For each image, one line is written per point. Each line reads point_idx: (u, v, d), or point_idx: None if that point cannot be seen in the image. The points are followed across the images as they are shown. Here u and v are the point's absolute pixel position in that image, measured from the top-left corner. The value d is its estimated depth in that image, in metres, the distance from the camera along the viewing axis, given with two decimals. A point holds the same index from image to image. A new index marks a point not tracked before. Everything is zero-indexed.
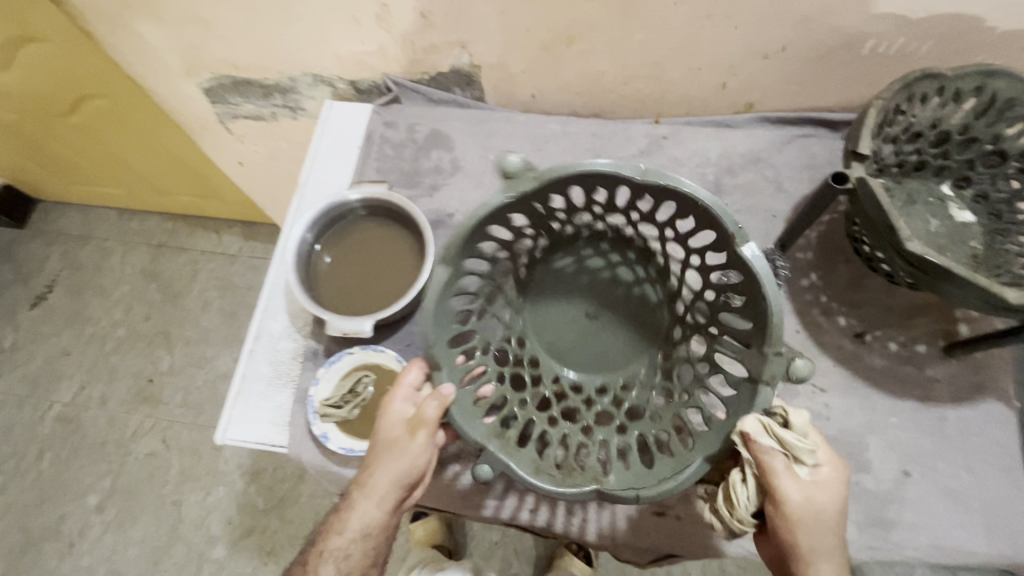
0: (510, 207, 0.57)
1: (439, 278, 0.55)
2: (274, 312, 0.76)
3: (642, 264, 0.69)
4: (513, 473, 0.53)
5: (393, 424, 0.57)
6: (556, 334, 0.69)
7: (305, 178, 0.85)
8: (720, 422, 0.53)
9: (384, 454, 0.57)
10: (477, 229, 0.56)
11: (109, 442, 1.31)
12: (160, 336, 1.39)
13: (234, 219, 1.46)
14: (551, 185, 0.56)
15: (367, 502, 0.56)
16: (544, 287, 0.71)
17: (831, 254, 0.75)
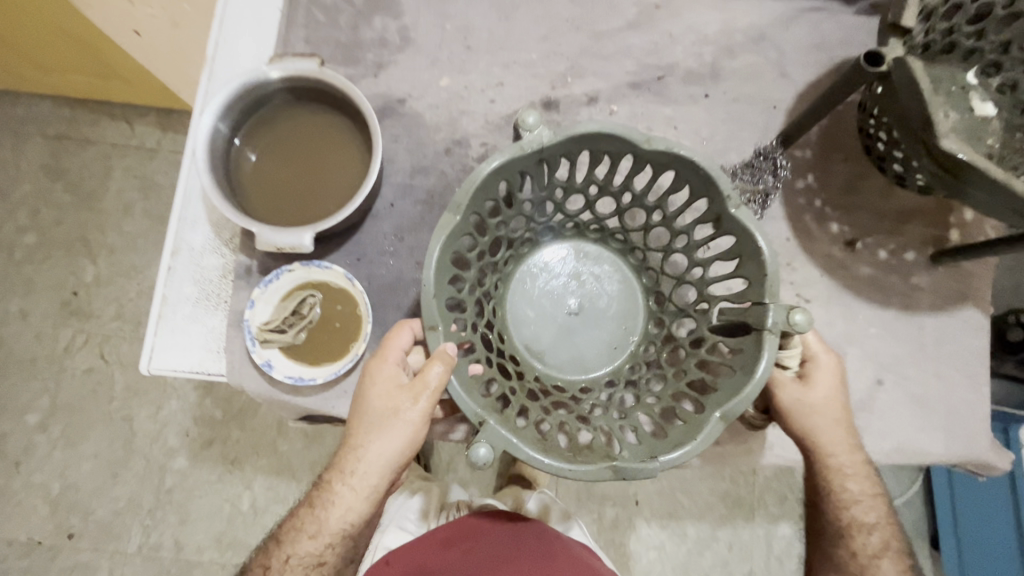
0: (505, 174, 0.51)
1: (445, 228, 0.48)
2: (193, 221, 0.64)
3: (626, 258, 0.64)
4: (516, 450, 0.46)
5: (383, 396, 0.51)
6: (535, 329, 0.62)
7: (214, 49, 0.67)
8: (732, 382, 0.50)
9: (375, 433, 0.51)
10: (484, 183, 0.50)
11: (39, 358, 1.18)
12: (78, 244, 1.21)
13: (146, 106, 1.23)
14: (560, 151, 0.52)
15: (353, 494, 0.51)
16: (523, 279, 0.63)
17: (831, 152, 0.67)
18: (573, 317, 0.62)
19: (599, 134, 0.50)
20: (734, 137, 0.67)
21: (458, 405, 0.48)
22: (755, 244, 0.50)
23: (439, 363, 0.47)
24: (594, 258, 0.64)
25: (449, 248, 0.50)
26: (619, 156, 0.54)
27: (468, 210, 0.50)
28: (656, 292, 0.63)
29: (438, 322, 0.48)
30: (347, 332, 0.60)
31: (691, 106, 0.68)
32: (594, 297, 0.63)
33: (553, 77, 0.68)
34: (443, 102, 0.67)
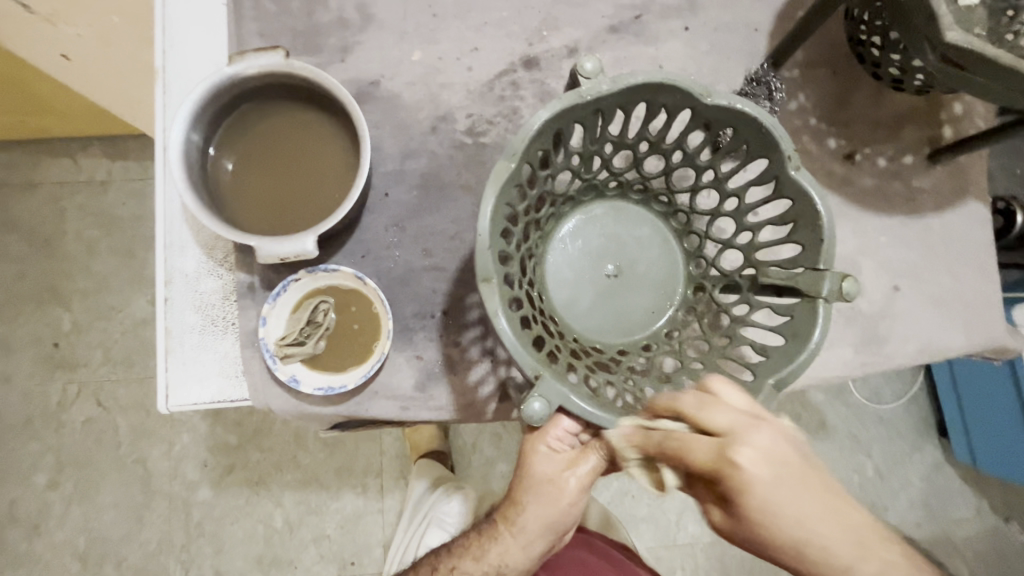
0: (561, 123, 0.49)
1: (495, 180, 0.46)
2: (181, 246, 0.60)
3: (668, 221, 0.63)
4: (570, 406, 0.47)
5: (546, 462, 0.55)
6: (573, 289, 0.61)
7: (163, 59, 0.62)
8: (782, 351, 0.51)
9: (538, 491, 0.56)
10: (541, 132, 0.48)
11: (33, 418, 1.13)
12: (48, 293, 1.15)
13: (88, 136, 1.15)
14: (617, 103, 0.51)
15: (512, 540, 0.58)
16: (562, 239, 0.62)
17: (818, 67, 0.66)
18: (612, 280, 0.61)
19: (667, 88, 0.49)
20: (722, 67, 0.65)
21: (515, 359, 0.46)
22: (812, 207, 0.50)
23: (494, 312, 0.45)
24: (637, 219, 0.63)
25: (502, 202, 0.48)
26: (677, 111, 0.52)
27: (521, 159, 0.48)
28: (698, 257, 0.62)
29: (492, 274, 0.45)
30: (368, 333, 0.59)
31: (673, 42, 0.66)
32: (634, 262, 0.62)
33: (528, 34, 0.65)
34: (419, 78, 0.64)
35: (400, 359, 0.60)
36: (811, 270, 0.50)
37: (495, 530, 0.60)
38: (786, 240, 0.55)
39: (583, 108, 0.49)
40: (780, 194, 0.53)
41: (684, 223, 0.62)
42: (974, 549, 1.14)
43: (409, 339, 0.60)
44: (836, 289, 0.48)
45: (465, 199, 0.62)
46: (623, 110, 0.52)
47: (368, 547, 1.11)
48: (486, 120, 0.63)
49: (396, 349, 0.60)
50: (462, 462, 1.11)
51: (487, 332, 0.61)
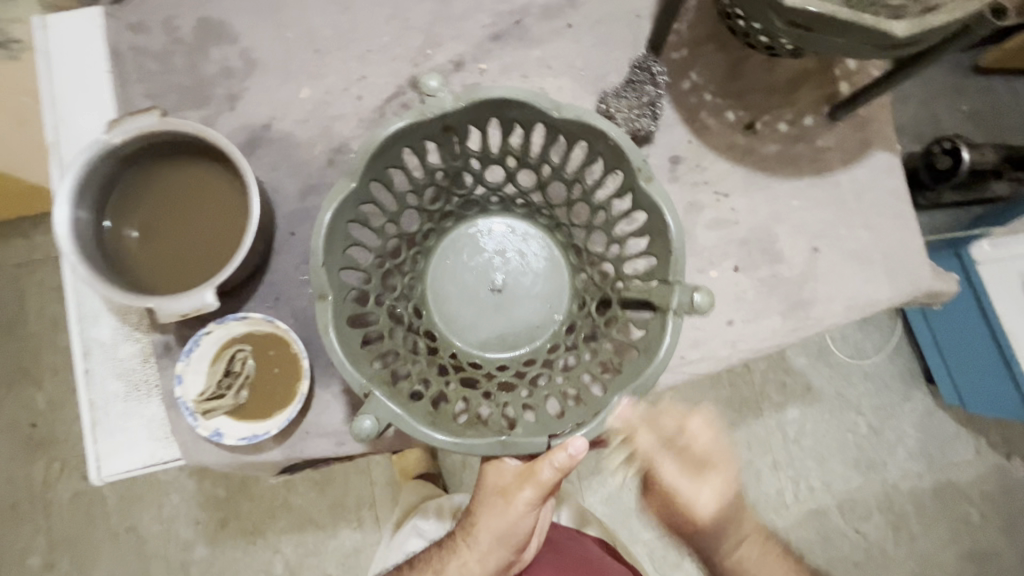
0: (411, 139, 0.52)
1: (327, 201, 0.49)
2: (94, 317, 0.60)
3: (554, 234, 0.64)
4: (402, 423, 0.48)
5: (500, 474, 0.57)
6: (456, 304, 0.62)
7: (55, 134, 0.63)
8: (639, 361, 0.52)
9: (488, 507, 0.57)
10: (386, 149, 0.52)
11: (21, 500, 1.12)
12: (18, 374, 1.14)
13: (35, 214, 1.15)
14: (468, 119, 0.54)
15: (467, 552, 0.59)
16: (443, 257, 0.64)
17: (704, 43, 0.67)
18: (497, 295, 0.63)
19: (511, 103, 0.51)
20: (608, 58, 0.66)
21: (343, 374, 0.48)
22: (659, 215, 0.51)
23: (323, 326, 0.48)
24: (522, 234, 0.65)
25: (340, 223, 0.51)
26: (531, 125, 0.54)
27: (366, 177, 0.51)
28: (582, 269, 0.63)
29: (327, 292, 0.48)
30: (289, 375, 0.58)
31: (556, 40, 0.66)
32: (520, 277, 0.63)
33: (412, 53, 0.65)
34: (310, 114, 0.64)
35: (326, 396, 0.60)
36: (665, 282, 0.51)
37: (451, 543, 0.61)
38: (648, 249, 0.55)
39: (430, 123, 0.52)
40: (636, 203, 0.54)
41: (567, 235, 0.63)
42: (979, 490, 1.13)
43: (332, 374, 0.60)
44: (688, 301, 0.49)
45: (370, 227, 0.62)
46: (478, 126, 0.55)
47: None
48: None
49: (321, 386, 0.60)
50: (452, 482, 1.10)
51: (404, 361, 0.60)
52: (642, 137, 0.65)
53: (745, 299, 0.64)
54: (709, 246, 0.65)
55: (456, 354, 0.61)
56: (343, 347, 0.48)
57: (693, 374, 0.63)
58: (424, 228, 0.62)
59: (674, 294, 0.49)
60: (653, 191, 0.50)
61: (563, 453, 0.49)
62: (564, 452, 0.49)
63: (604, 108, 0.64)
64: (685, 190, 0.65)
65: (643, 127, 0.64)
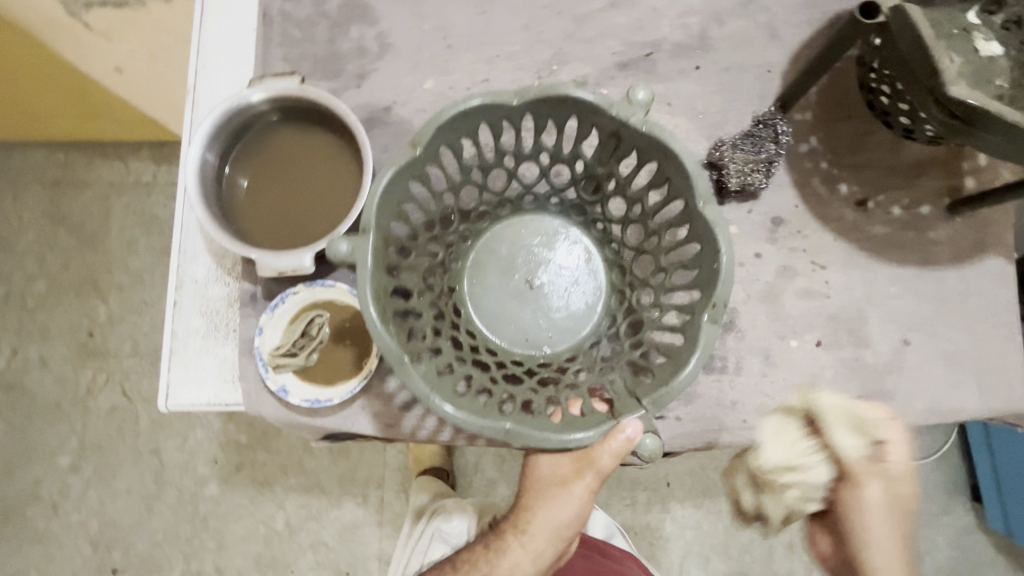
0: (489, 117, 0.53)
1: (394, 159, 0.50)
2: (193, 254, 0.63)
3: (602, 249, 0.64)
4: (409, 377, 0.46)
5: (552, 467, 0.56)
6: (489, 290, 0.63)
7: (195, 78, 0.66)
8: (655, 379, 0.51)
9: (542, 499, 0.57)
10: (470, 120, 0.52)
11: (63, 402, 1.17)
12: (87, 285, 1.20)
13: (138, 141, 1.21)
14: (555, 112, 0.54)
15: (522, 550, 0.58)
16: (490, 241, 0.64)
17: (832, 111, 0.65)
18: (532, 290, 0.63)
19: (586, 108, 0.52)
20: (731, 106, 0.65)
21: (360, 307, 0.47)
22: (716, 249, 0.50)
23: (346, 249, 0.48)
24: (572, 242, 0.65)
25: (399, 182, 0.52)
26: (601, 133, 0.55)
27: (437, 141, 0.53)
28: (619, 291, 0.62)
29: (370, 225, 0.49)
30: (359, 349, 0.60)
31: (682, 80, 0.66)
32: (558, 280, 0.63)
33: (538, 66, 0.66)
34: (430, 105, 0.66)
35: (388, 377, 0.61)
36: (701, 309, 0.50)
37: (501, 536, 0.60)
38: (696, 285, 0.54)
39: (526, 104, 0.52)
40: (693, 236, 0.53)
41: (615, 253, 0.63)
42: None
43: None
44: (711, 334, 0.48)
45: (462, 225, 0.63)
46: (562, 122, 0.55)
47: (364, 558, 1.11)
48: None
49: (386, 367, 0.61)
50: (464, 484, 1.09)
51: None
52: (749, 192, 0.64)
53: (821, 376, 0.62)
54: (794, 314, 0.63)
55: (476, 337, 0.61)
56: (372, 287, 0.48)
57: (749, 438, 0.61)
58: (478, 208, 0.63)
59: (711, 325, 0.48)
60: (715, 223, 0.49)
61: (620, 435, 0.48)
62: (622, 433, 0.48)
63: (717, 156, 0.63)
64: (781, 253, 0.64)
65: (753, 182, 0.63)
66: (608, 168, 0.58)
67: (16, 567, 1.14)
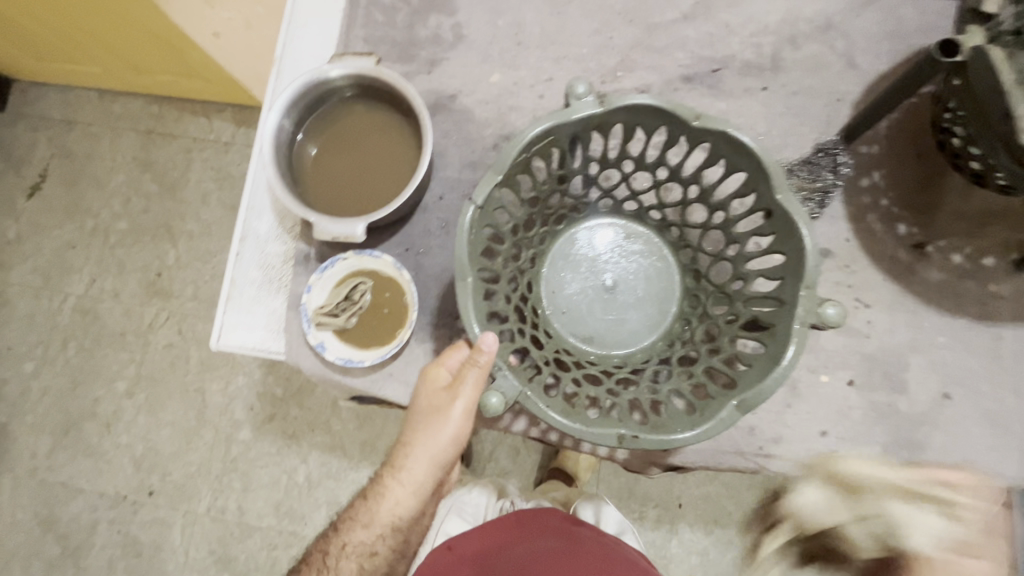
0: (632, 117, 0.53)
1: (528, 134, 0.50)
2: (259, 211, 0.69)
3: (683, 276, 0.63)
4: (465, 309, 0.49)
5: (432, 393, 0.53)
6: (566, 278, 0.63)
7: (282, 50, 0.71)
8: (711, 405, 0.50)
9: (420, 427, 0.54)
10: (605, 117, 0.53)
11: (128, 332, 1.28)
12: (162, 229, 1.30)
13: (222, 102, 1.31)
14: (686, 133, 0.54)
15: (400, 487, 0.57)
16: (580, 231, 0.64)
17: (901, 147, 0.63)
18: (607, 292, 0.62)
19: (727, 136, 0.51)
20: (792, 131, 0.64)
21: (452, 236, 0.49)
22: (790, 312, 0.48)
23: (466, 219, 0.49)
24: (657, 255, 0.63)
25: (523, 162, 0.53)
26: (724, 159, 0.54)
27: (573, 127, 0.52)
28: (686, 319, 0.61)
29: (499, 171, 0.50)
30: (394, 319, 0.64)
31: (747, 99, 0.65)
32: (634, 290, 0.62)
33: (603, 70, 0.67)
34: (493, 97, 0.68)
35: (418, 349, 0.64)
36: (776, 345, 0.49)
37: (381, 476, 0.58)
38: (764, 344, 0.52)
39: (661, 115, 0.53)
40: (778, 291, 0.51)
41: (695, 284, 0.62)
42: None
43: (430, 333, 0.65)
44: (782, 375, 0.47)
45: None
46: (691, 143, 0.55)
47: None
48: None
49: (417, 339, 0.64)
50: None
51: None
52: None
53: (848, 416, 0.61)
54: (829, 349, 0.62)
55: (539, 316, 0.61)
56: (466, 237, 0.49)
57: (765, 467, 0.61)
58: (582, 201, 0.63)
59: (769, 385, 0.47)
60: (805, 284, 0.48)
61: (480, 352, 0.49)
62: (480, 351, 0.49)
63: None
64: (825, 285, 0.62)
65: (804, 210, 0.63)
66: (720, 201, 0.57)
67: (69, 475, 1.26)
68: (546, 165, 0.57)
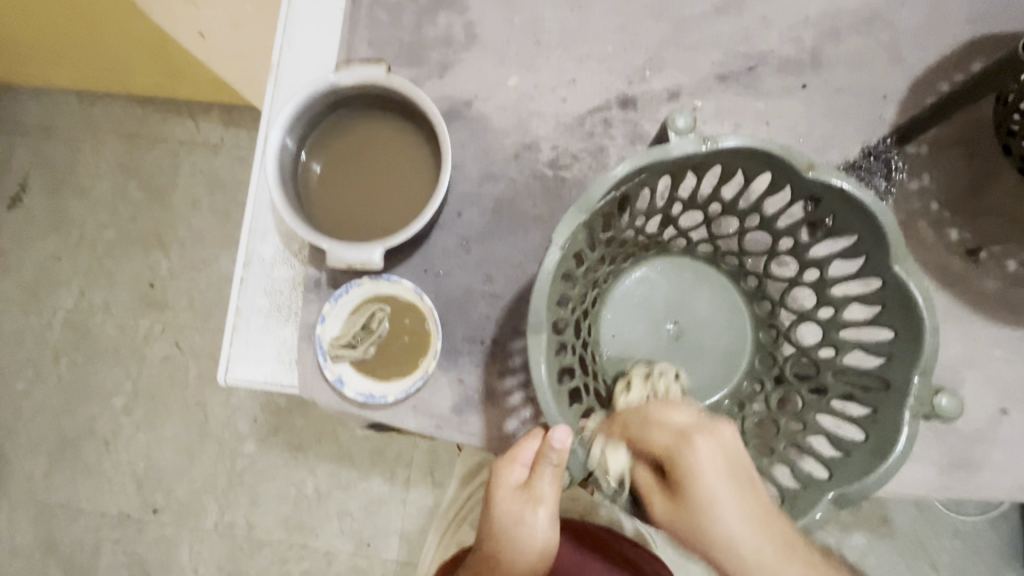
0: (737, 161, 0.49)
1: (614, 174, 0.45)
2: (262, 233, 0.64)
3: (756, 329, 0.61)
4: (539, 379, 0.45)
5: (508, 496, 0.46)
6: (629, 323, 0.60)
7: (279, 56, 0.65)
8: (815, 484, 0.49)
9: (505, 541, 0.46)
10: (706, 158, 0.48)
11: (122, 347, 1.23)
12: (152, 237, 1.24)
13: (209, 102, 1.23)
14: (793, 183, 0.50)
15: None
16: (647, 271, 0.61)
17: (952, 150, 0.59)
18: (672, 340, 0.60)
19: (840, 198, 0.48)
20: (836, 132, 0.60)
21: (537, 286, 0.44)
22: (900, 401, 0.47)
23: (547, 268, 0.44)
24: (729, 303, 0.61)
25: (606, 203, 0.48)
26: (829, 216, 0.51)
27: (666, 169, 0.48)
28: (760, 380, 0.60)
29: (586, 210, 0.45)
30: (415, 347, 0.60)
31: (786, 99, 0.61)
32: (702, 342, 0.60)
33: (631, 71, 0.62)
34: (513, 103, 0.63)
35: (443, 378, 0.60)
36: (886, 429, 0.48)
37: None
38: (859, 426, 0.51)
39: (769, 162, 0.48)
40: (881, 371, 0.50)
41: (771, 341, 0.59)
42: None
43: (454, 361, 0.60)
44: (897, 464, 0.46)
45: (535, 231, 0.62)
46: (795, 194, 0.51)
47: (386, 533, 1.11)
48: (570, 154, 0.62)
49: (441, 368, 0.60)
50: None
51: (507, 362, 0.60)
52: None
53: None
54: None
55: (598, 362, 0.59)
56: (545, 298, 0.45)
57: None
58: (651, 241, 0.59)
59: (876, 480, 0.46)
60: (920, 370, 0.47)
61: (552, 450, 0.43)
62: (551, 448, 0.44)
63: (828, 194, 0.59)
64: None
65: None
66: (816, 259, 0.55)
67: (69, 495, 1.21)
68: (630, 206, 0.52)
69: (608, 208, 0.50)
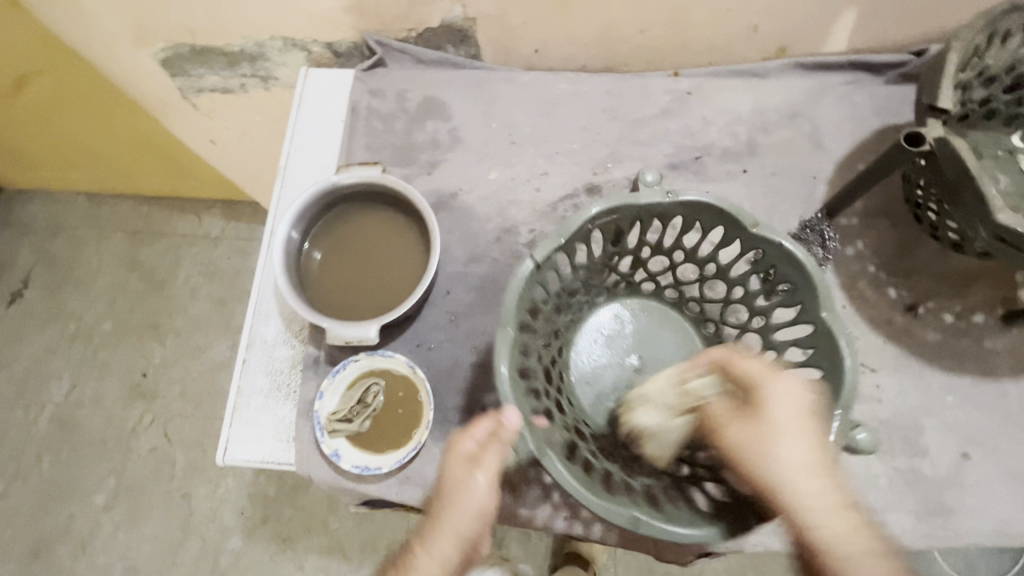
0: (691, 214, 0.57)
1: (591, 210, 0.53)
2: (266, 315, 0.69)
3: None
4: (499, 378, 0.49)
5: (456, 459, 0.50)
6: (598, 357, 0.65)
7: (286, 160, 0.74)
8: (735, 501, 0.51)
9: (447, 498, 0.49)
10: (669, 209, 0.56)
11: (108, 439, 1.22)
12: (149, 328, 1.28)
13: (213, 199, 1.33)
14: (741, 238, 0.57)
15: (428, 559, 0.49)
16: (618, 309, 0.68)
17: (877, 221, 0.68)
18: (633, 374, 0.65)
19: (778, 252, 0.54)
20: (776, 209, 0.69)
21: (507, 291, 0.51)
22: None
23: (519, 275, 0.51)
24: (688, 347, 0.66)
25: (584, 235, 0.56)
26: (770, 267, 0.57)
27: (633, 214, 0.56)
28: None
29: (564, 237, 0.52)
30: (409, 418, 0.63)
31: (730, 182, 0.70)
32: None
33: (594, 163, 0.72)
34: (493, 194, 0.72)
35: (435, 449, 0.63)
36: None
37: (407, 547, 0.51)
38: None
39: (719, 215, 0.56)
40: None
41: None
42: None
43: (446, 431, 0.63)
44: None
45: None
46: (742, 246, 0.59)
47: None
48: (545, 235, 0.70)
49: (434, 439, 0.63)
50: None
51: None
52: None
53: (876, 484, 0.60)
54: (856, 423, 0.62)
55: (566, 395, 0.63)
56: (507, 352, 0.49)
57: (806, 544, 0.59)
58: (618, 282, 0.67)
59: None
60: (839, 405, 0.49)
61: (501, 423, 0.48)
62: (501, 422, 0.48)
63: None
64: None
65: None
66: (762, 307, 0.61)
67: None
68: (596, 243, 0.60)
69: (581, 245, 0.57)
